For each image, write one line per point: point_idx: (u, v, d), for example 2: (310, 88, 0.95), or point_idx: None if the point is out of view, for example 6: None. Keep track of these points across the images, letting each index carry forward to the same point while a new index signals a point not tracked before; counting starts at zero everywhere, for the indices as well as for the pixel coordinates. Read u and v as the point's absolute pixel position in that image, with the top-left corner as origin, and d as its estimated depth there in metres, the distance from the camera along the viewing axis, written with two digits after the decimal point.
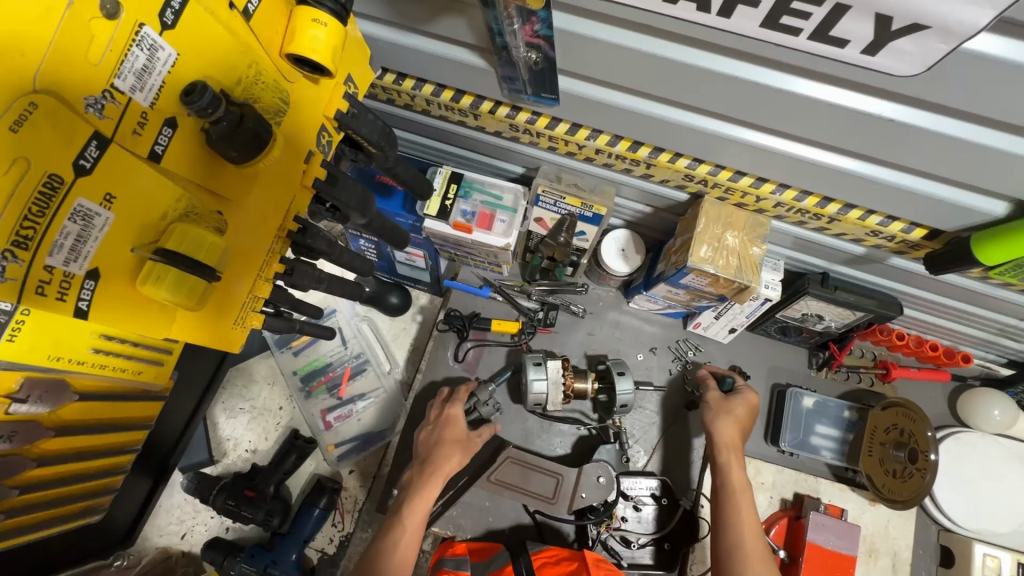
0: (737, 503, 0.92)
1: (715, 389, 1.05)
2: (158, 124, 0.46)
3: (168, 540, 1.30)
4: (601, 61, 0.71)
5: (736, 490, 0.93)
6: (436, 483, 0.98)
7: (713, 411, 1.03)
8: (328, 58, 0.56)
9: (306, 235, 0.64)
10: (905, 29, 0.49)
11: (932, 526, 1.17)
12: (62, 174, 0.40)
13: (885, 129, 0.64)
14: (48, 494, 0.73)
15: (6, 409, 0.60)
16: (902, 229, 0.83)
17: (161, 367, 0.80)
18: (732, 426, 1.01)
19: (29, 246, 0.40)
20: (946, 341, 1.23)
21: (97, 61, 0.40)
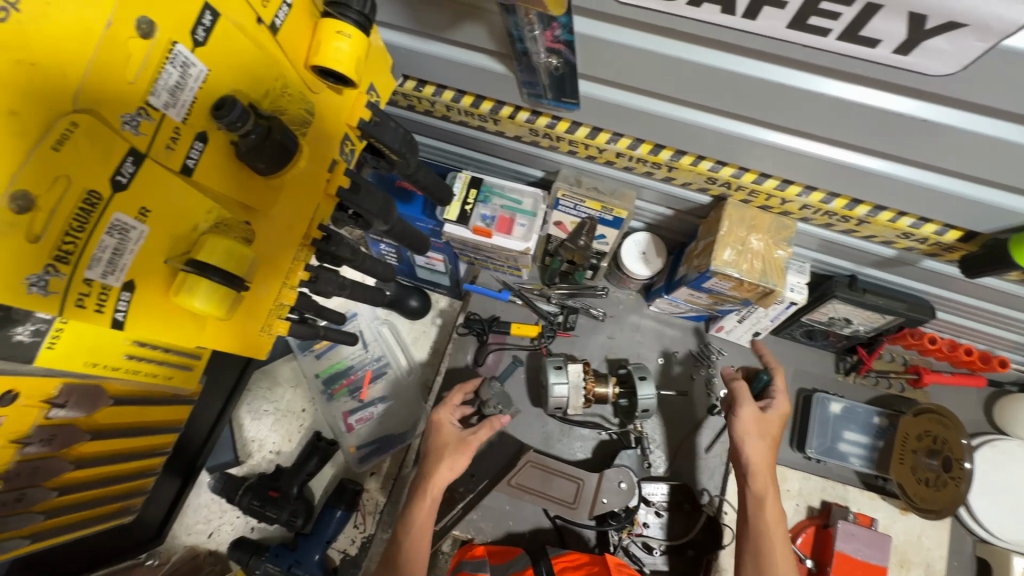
0: (765, 528, 0.86)
1: (751, 404, 0.91)
2: (189, 138, 0.47)
3: (196, 538, 1.33)
4: (622, 65, 0.71)
5: (763, 515, 0.87)
6: (439, 485, 0.91)
7: (742, 427, 0.91)
8: (351, 69, 0.56)
9: (330, 243, 0.66)
10: (941, 28, 0.47)
11: (968, 537, 1.13)
12: (100, 190, 0.41)
13: (918, 131, 0.62)
14: (85, 495, 0.76)
15: (46, 414, 0.62)
16: (936, 231, 0.81)
17: (190, 372, 0.81)
18: (762, 443, 0.90)
19: (69, 261, 0.41)
20: (982, 345, 1.18)
21: (133, 80, 0.42)
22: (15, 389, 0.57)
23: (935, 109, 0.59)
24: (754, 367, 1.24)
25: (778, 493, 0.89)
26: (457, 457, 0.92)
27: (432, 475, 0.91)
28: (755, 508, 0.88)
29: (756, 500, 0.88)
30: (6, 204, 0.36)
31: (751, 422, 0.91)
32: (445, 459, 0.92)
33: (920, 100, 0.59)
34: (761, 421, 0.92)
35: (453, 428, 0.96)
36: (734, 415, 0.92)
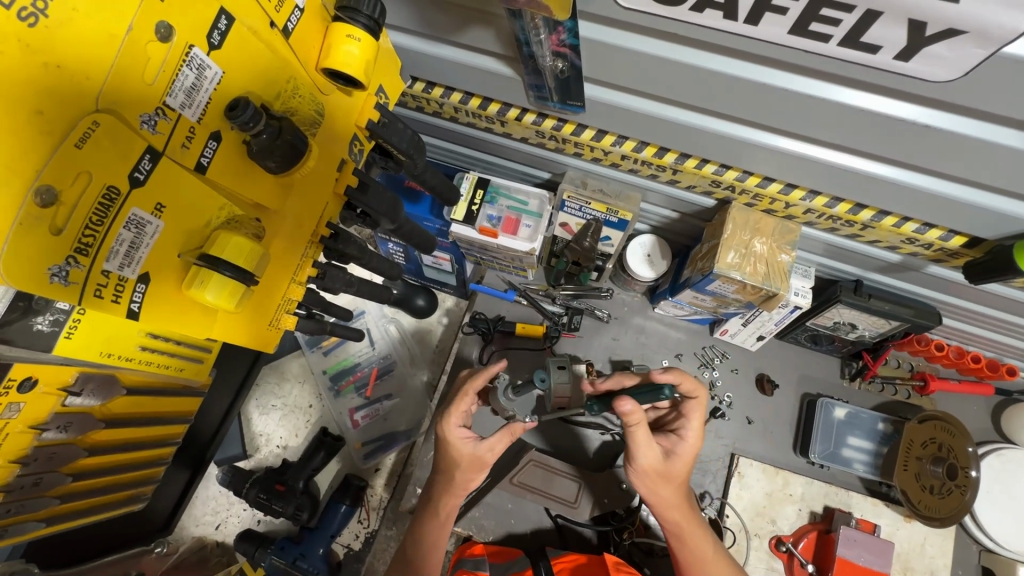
0: (693, 561, 0.85)
1: (648, 459, 0.80)
2: (204, 137, 0.49)
3: (203, 530, 1.35)
4: (627, 69, 0.72)
5: (687, 550, 0.85)
6: (453, 501, 0.88)
7: (639, 477, 0.84)
8: (360, 72, 0.58)
9: (338, 240, 0.67)
10: (940, 34, 0.48)
11: (973, 546, 1.12)
12: (119, 186, 0.43)
13: (921, 136, 0.63)
14: (98, 482, 0.78)
15: (63, 401, 0.65)
16: (940, 236, 0.81)
17: (200, 364, 0.85)
18: (665, 486, 0.83)
19: (89, 253, 0.42)
20: (990, 353, 1.17)
21: (152, 81, 0.43)
22: (33, 376, 0.59)
23: (937, 115, 0.59)
24: (758, 371, 1.24)
25: (697, 519, 0.85)
26: (474, 475, 0.86)
27: (445, 496, 0.87)
28: (678, 542, 0.86)
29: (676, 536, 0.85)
30: (31, 198, 0.38)
31: (649, 473, 0.82)
32: (461, 479, 0.86)
33: (922, 106, 0.59)
34: (662, 467, 0.82)
35: (465, 444, 0.85)
36: (632, 468, 0.83)
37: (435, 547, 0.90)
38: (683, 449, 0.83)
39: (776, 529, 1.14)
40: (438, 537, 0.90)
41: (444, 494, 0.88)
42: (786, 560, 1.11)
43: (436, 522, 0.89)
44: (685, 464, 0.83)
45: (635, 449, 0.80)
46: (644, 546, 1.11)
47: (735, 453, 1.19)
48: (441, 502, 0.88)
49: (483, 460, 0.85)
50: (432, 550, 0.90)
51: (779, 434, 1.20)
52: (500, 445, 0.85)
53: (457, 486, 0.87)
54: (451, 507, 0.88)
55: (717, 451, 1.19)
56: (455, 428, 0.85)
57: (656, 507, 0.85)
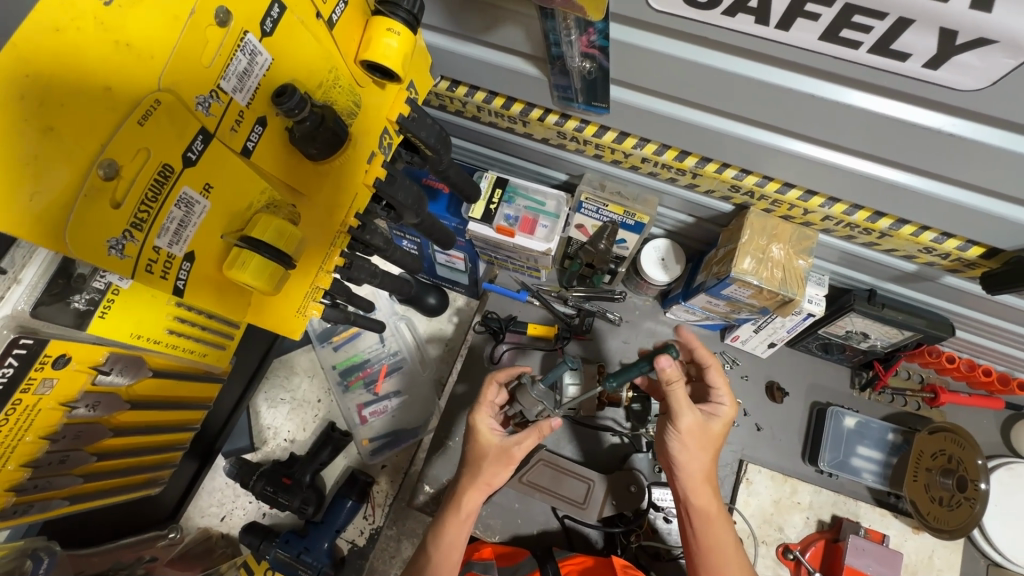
0: (714, 543, 0.83)
1: (690, 418, 0.82)
2: (251, 122, 0.51)
3: (209, 521, 1.35)
4: (654, 72, 0.73)
5: (711, 530, 0.84)
6: (476, 497, 0.87)
7: (678, 441, 0.83)
8: (398, 65, 0.59)
9: (365, 231, 0.67)
10: (971, 43, 0.49)
11: (980, 560, 1.12)
12: (173, 165, 0.44)
13: (945, 145, 0.63)
14: (118, 463, 0.79)
15: (92, 379, 0.66)
16: (958, 246, 0.81)
17: (222, 351, 0.86)
18: (701, 455, 0.84)
19: (143, 228, 0.44)
20: (1001, 367, 1.18)
21: (208, 64, 0.45)
22: (67, 353, 0.60)
23: (962, 123, 0.60)
24: (766, 379, 1.24)
25: (719, 497, 0.86)
26: (504, 469, 0.87)
27: (468, 489, 0.87)
28: (701, 523, 0.85)
29: (703, 516, 0.84)
30: (96, 171, 0.39)
31: (689, 436, 0.83)
32: (488, 474, 0.87)
33: (948, 115, 0.60)
34: (701, 432, 0.83)
35: (493, 437, 0.88)
36: (674, 427, 0.83)
37: (455, 545, 0.87)
38: (721, 414, 0.86)
39: (783, 537, 1.14)
40: (455, 537, 0.87)
41: (465, 488, 0.88)
42: (793, 568, 1.11)
43: (457, 518, 0.87)
44: (723, 428, 0.86)
45: (681, 404, 0.81)
46: (651, 549, 1.11)
47: (743, 460, 1.19)
48: (462, 497, 0.88)
49: (512, 454, 0.87)
50: (453, 549, 0.87)
51: (788, 441, 1.21)
52: (530, 441, 0.87)
53: (484, 480, 0.87)
54: (474, 504, 0.87)
55: (726, 456, 1.19)
56: (486, 417, 0.89)
57: (690, 478, 0.84)
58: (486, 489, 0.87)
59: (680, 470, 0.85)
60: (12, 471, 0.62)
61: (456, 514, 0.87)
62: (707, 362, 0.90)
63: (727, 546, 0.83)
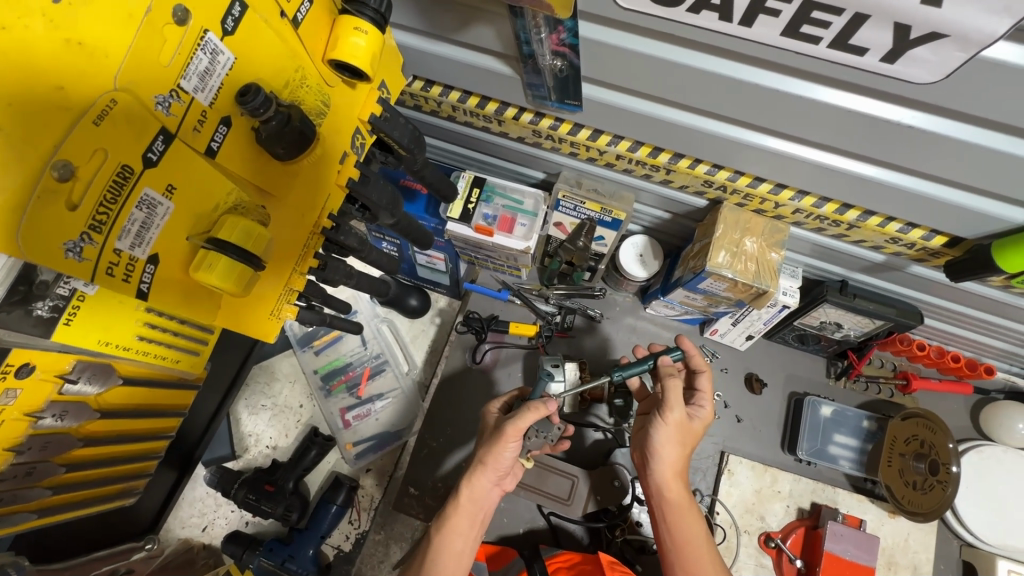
0: (686, 539, 0.83)
1: (677, 408, 0.84)
2: (214, 122, 0.50)
3: (190, 532, 1.33)
4: (625, 68, 0.73)
5: (685, 525, 0.84)
6: (481, 483, 0.86)
7: (663, 434, 0.84)
8: (366, 63, 0.59)
9: (339, 232, 0.67)
10: (924, 37, 0.50)
11: (954, 541, 1.15)
12: (133, 165, 0.44)
13: (906, 137, 0.65)
14: (89, 474, 0.77)
15: (59, 389, 0.64)
16: (922, 236, 0.84)
17: (196, 357, 0.84)
18: (681, 449, 0.86)
19: (102, 230, 0.43)
20: (969, 353, 1.22)
21: (167, 63, 0.44)
22: (31, 361, 0.59)
23: (919, 116, 0.62)
24: (746, 371, 1.26)
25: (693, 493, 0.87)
26: (500, 446, 0.83)
27: (470, 474, 0.85)
28: (674, 517, 0.85)
29: (676, 508, 0.85)
30: (49, 171, 0.39)
31: (674, 429, 0.85)
32: (486, 456, 0.85)
33: (907, 107, 0.62)
34: (683, 427, 0.86)
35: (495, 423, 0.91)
36: (661, 419, 0.84)
37: (458, 533, 0.84)
38: (701, 416, 0.89)
39: (764, 526, 1.15)
40: (461, 525, 0.85)
41: (471, 477, 0.86)
42: (775, 556, 1.13)
43: (460, 505, 0.85)
44: (702, 428, 0.88)
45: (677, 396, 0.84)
46: (636, 543, 1.11)
47: (724, 451, 1.21)
48: (466, 485, 0.86)
49: (502, 429, 0.83)
50: (454, 536, 0.84)
51: (767, 432, 1.23)
52: (521, 419, 0.82)
53: (481, 458, 0.85)
54: (475, 489, 0.85)
55: (707, 449, 1.21)
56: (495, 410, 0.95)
57: (664, 472, 0.85)
58: (487, 468, 0.85)
59: (657, 462, 0.86)
60: None
61: (458, 501, 0.85)
62: (701, 368, 0.93)
63: (699, 541, 0.83)
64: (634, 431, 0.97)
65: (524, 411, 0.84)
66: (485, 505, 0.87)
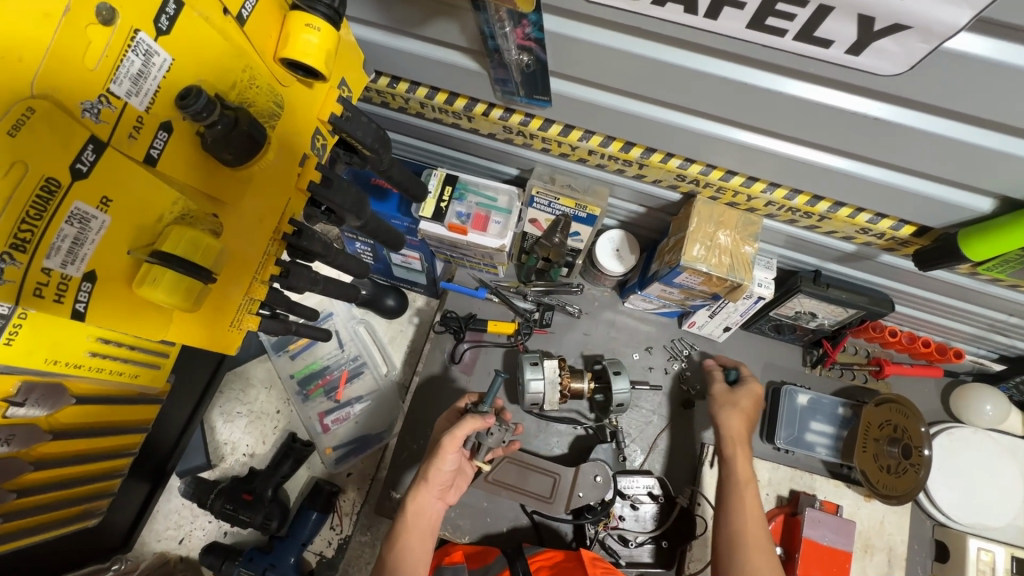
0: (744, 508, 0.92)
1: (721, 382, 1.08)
2: (154, 128, 0.47)
3: (166, 545, 1.29)
4: (592, 62, 0.72)
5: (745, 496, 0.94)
6: (425, 497, 0.91)
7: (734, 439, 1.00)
8: (320, 62, 0.57)
9: (301, 237, 0.64)
10: (888, 29, 0.50)
11: (927, 521, 1.18)
12: (59, 178, 0.41)
13: (873, 128, 0.65)
14: (45, 497, 0.74)
15: (4, 412, 0.61)
16: (891, 226, 0.84)
17: (158, 370, 0.81)
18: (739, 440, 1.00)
19: (27, 249, 0.40)
20: (939, 337, 1.24)
21: (93, 67, 0.41)
22: None
23: (886, 108, 0.62)
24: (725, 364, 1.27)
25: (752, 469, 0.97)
26: (439, 458, 0.88)
27: (415, 490, 0.91)
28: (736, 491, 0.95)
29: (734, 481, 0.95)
30: None
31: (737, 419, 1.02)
32: (427, 469, 0.91)
33: (874, 99, 0.62)
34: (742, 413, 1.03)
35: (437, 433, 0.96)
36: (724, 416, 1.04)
37: (411, 550, 0.87)
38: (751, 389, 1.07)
39: None
40: (418, 542, 0.89)
41: (416, 493, 0.91)
42: None
43: (407, 521, 0.89)
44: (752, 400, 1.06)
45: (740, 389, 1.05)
46: (620, 537, 1.12)
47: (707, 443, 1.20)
48: (412, 500, 0.91)
49: (440, 442, 0.88)
50: (407, 551, 0.87)
51: None
52: (457, 429, 0.87)
53: (422, 472, 0.91)
54: (420, 503, 0.90)
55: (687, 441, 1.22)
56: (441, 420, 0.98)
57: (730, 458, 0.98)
58: (430, 483, 0.90)
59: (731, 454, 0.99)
60: None
61: (406, 518, 0.89)
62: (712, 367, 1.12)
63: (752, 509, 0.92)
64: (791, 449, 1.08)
65: (461, 421, 0.88)
66: (434, 518, 0.92)
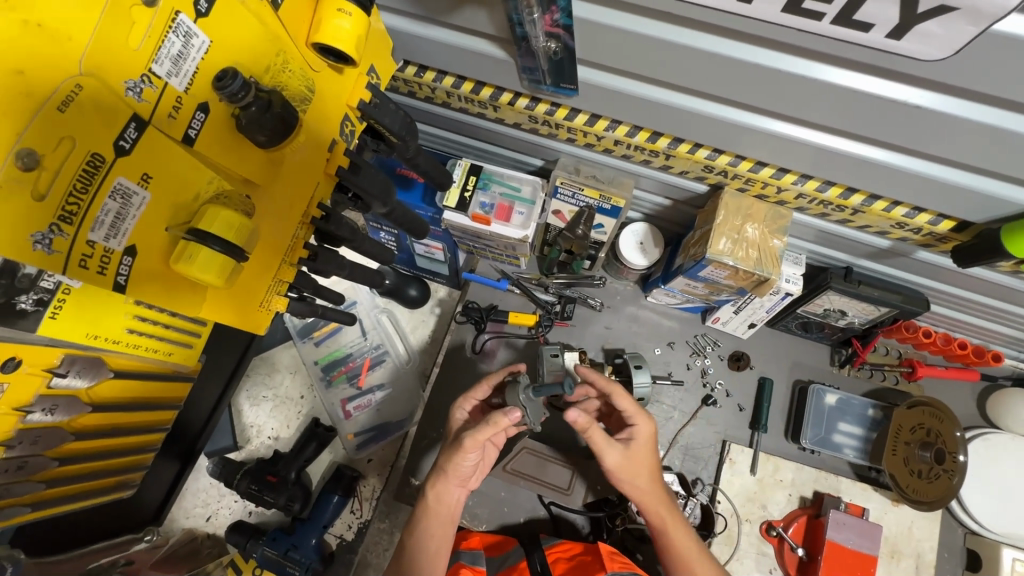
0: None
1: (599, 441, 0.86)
2: (192, 108, 0.49)
3: (194, 521, 1.34)
4: (620, 48, 0.71)
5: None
6: (445, 488, 0.91)
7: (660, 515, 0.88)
8: (351, 47, 0.57)
9: (329, 222, 0.65)
10: (932, 11, 0.48)
11: (959, 529, 1.14)
12: (104, 154, 0.43)
13: (913, 117, 0.63)
14: (85, 467, 0.78)
15: (48, 382, 0.65)
16: (929, 221, 0.81)
17: (190, 350, 0.84)
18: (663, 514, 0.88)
19: (73, 221, 0.42)
20: (976, 340, 1.19)
21: (136, 47, 0.43)
22: (17, 356, 0.59)
23: (928, 95, 0.60)
24: (760, 375, 1.24)
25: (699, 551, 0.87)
26: (461, 455, 0.88)
27: (436, 480, 0.91)
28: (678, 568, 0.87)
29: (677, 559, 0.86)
30: (13, 161, 0.38)
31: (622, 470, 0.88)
32: (445, 461, 0.90)
33: (915, 86, 0.60)
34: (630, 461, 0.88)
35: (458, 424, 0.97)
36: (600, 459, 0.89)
37: (430, 536, 0.90)
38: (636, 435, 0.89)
39: (766, 514, 1.15)
40: (440, 541, 0.90)
41: (435, 482, 0.91)
42: (776, 545, 1.13)
43: (429, 510, 0.91)
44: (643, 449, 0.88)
45: (616, 458, 0.87)
46: (636, 532, 1.11)
47: (726, 440, 1.20)
48: (431, 488, 0.91)
49: (461, 441, 0.88)
50: (427, 539, 0.89)
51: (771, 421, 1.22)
52: (480, 431, 0.86)
53: (441, 465, 0.90)
54: (441, 492, 0.91)
55: (708, 438, 1.20)
56: (462, 409, 0.98)
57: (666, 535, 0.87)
58: (449, 475, 0.90)
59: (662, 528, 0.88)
60: None
61: (427, 504, 0.91)
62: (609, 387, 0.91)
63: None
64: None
65: (484, 423, 0.87)
66: (455, 508, 0.93)
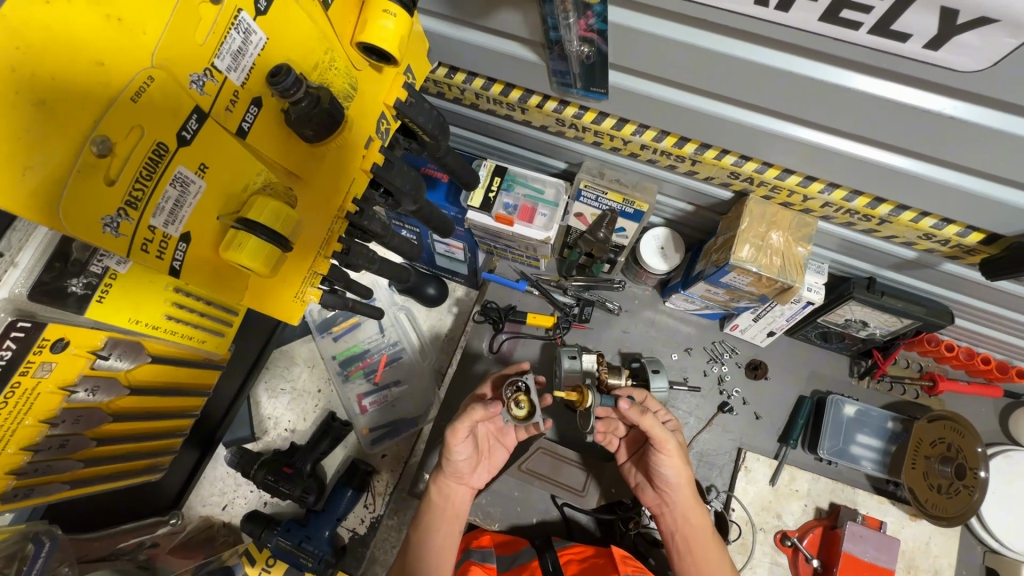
0: None
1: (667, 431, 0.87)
2: (246, 102, 0.52)
3: (210, 510, 1.36)
4: (652, 53, 0.72)
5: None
6: (447, 482, 0.94)
7: (698, 515, 0.91)
8: (394, 47, 0.59)
9: (362, 217, 0.68)
10: (971, 23, 0.48)
11: (978, 547, 1.12)
12: (168, 143, 0.45)
13: (947, 129, 0.63)
14: (118, 448, 0.81)
15: (92, 363, 0.67)
16: (957, 233, 0.81)
17: (221, 338, 0.89)
18: (703, 513, 0.91)
19: (138, 206, 0.45)
20: (1000, 355, 1.18)
21: (202, 41, 0.46)
22: (65, 337, 0.62)
23: (964, 106, 0.60)
24: (799, 393, 1.23)
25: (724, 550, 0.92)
26: (450, 449, 0.89)
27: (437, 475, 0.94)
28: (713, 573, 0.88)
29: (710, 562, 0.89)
30: (89, 147, 0.41)
31: (676, 460, 0.89)
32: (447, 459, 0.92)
33: (950, 97, 0.60)
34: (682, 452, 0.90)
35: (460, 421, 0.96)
36: (661, 452, 0.88)
37: (434, 530, 0.91)
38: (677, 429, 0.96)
39: (781, 524, 1.14)
40: (445, 537, 0.91)
41: (437, 478, 0.94)
42: (791, 555, 1.12)
43: (431, 503, 0.94)
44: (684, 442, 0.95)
45: (677, 447, 0.88)
46: (649, 536, 1.10)
47: (742, 448, 1.19)
48: (434, 484, 0.94)
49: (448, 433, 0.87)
50: (431, 532, 0.91)
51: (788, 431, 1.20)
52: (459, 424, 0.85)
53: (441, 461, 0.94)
54: (444, 488, 0.94)
55: (723, 445, 1.20)
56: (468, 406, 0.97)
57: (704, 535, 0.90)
58: (446, 470, 0.93)
59: (699, 530, 0.90)
60: (13, 455, 0.64)
61: (430, 499, 0.94)
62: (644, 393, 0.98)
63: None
64: (626, 473, 1.05)
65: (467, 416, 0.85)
66: (459, 508, 0.95)
